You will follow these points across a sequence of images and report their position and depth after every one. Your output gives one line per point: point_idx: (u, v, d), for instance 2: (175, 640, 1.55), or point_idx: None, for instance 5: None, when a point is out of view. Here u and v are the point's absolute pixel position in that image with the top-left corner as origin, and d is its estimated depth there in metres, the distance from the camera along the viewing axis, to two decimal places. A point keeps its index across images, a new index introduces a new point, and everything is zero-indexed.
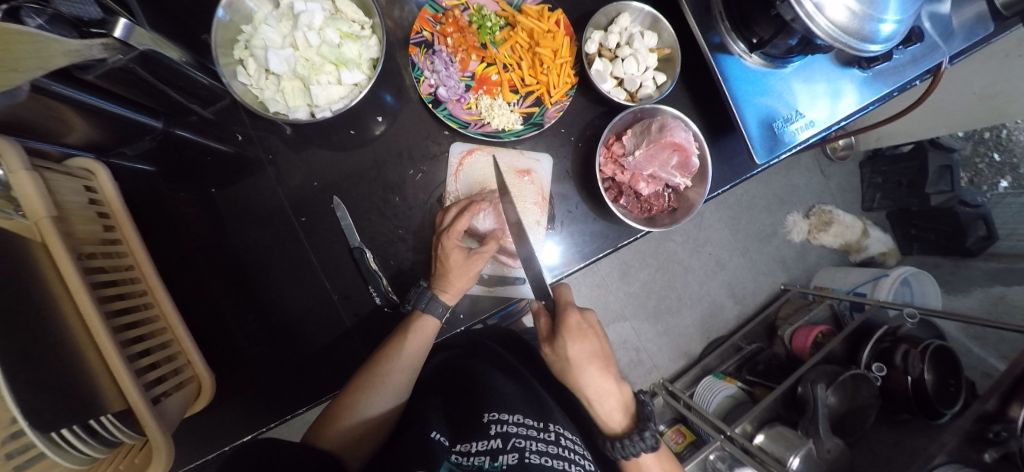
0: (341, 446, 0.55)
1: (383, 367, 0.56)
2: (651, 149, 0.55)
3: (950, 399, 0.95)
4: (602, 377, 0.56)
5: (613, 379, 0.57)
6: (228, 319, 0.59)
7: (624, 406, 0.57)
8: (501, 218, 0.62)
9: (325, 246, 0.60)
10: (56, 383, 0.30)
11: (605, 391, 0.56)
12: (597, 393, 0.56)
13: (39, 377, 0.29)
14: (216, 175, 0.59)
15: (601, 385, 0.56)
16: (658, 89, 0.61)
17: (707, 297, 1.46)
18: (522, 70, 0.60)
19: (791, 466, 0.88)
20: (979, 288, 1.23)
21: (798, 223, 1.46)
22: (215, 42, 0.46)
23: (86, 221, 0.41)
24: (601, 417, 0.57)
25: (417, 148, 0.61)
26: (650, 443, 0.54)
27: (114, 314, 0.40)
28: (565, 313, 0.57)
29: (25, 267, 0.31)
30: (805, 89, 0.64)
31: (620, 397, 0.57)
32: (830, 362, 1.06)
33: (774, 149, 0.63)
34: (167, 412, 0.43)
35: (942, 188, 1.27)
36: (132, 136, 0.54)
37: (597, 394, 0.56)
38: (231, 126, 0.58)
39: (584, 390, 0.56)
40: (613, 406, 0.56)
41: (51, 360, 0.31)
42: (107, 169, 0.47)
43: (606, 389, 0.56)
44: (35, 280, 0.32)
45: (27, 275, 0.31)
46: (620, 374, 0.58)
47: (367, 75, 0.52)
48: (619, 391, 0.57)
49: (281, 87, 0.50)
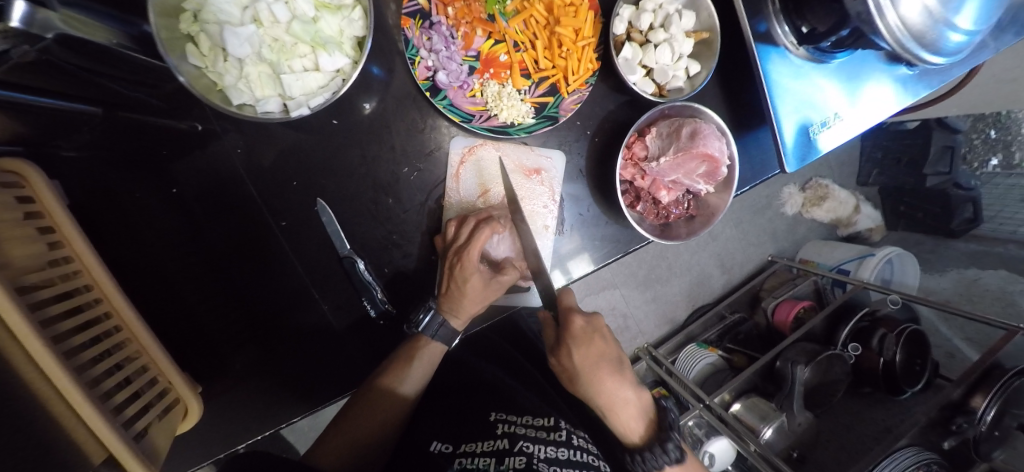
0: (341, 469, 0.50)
1: (381, 393, 0.53)
2: (679, 159, 0.50)
3: (915, 377, 0.97)
4: (618, 385, 0.52)
5: (629, 383, 0.53)
6: (212, 329, 0.54)
7: (642, 412, 0.53)
8: (517, 246, 0.57)
9: (310, 251, 0.55)
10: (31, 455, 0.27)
11: (624, 399, 0.52)
12: (612, 404, 0.52)
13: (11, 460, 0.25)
14: (175, 156, 0.50)
15: (618, 390, 0.52)
16: (690, 81, 0.54)
17: (695, 268, 1.45)
18: (536, 51, 0.51)
19: (763, 435, 0.90)
20: (954, 269, 1.22)
21: (794, 196, 1.42)
22: (155, 10, 0.36)
23: (24, 243, 0.35)
24: (617, 428, 0.54)
25: (411, 142, 0.53)
26: (674, 456, 0.51)
27: (76, 350, 0.36)
28: (570, 319, 0.53)
29: None
30: (848, 88, 0.57)
31: (639, 405, 0.53)
32: (809, 340, 1.06)
33: (807, 156, 0.58)
34: (160, 440, 0.42)
35: (939, 170, 1.19)
36: (69, 126, 0.45)
37: (609, 404, 0.52)
38: (191, 112, 0.50)
39: (601, 396, 0.52)
40: (629, 414, 0.52)
41: (21, 436, 0.27)
42: (39, 170, 0.40)
43: (623, 401, 0.52)
44: None
45: None
46: (637, 380, 0.54)
47: (350, 57, 0.44)
48: (636, 398, 0.53)
49: (244, 73, 0.42)
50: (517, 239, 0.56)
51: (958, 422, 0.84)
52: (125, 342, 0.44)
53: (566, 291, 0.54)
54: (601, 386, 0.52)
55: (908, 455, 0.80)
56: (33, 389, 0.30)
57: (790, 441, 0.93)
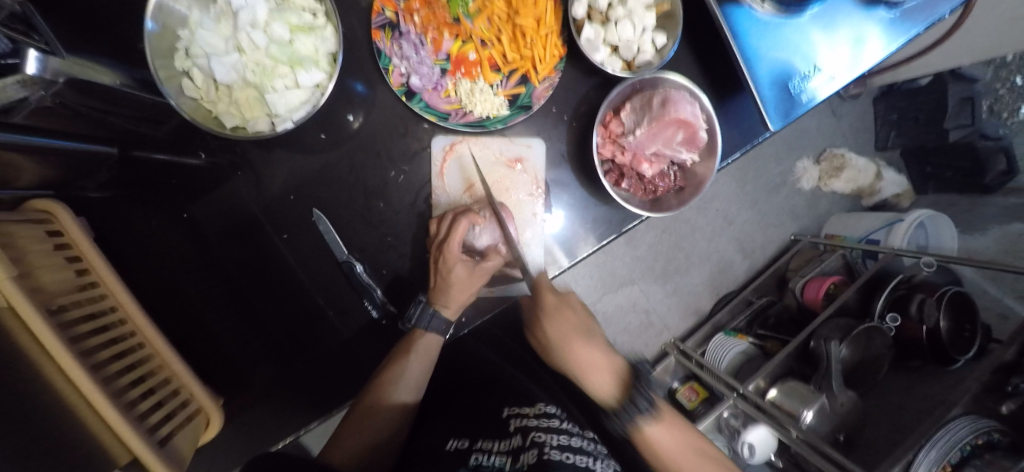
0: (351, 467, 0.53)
1: (383, 390, 0.56)
2: (654, 128, 0.52)
3: (964, 345, 0.84)
4: (587, 349, 0.57)
5: (600, 348, 0.57)
6: (229, 347, 0.58)
7: (614, 374, 0.55)
8: (498, 232, 0.59)
9: (313, 263, 0.58)
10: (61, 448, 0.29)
11: (594, 363, 0.56)
12: (582, 367, 0.56)
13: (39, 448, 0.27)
14: (195, 195, 0.56)
15: (585, 354, 0.56)
16: (659, 53, 0.55)
17: (716, 255, 1.33)
18: (503, 45, 0.54)
19: (803, 421, 0.80)
20: (996, 226, 1.09)
21: (810, 170, 1.33)
22: (153, 54, 0.43)
23: (56, 269, 0.38)
24: (594, 394, 0.56)
25: (395, 146, 0.56)
26: (646, 408, 0.53)
27: (103, 363, 0.39)
28: (540, 295, 0.58)
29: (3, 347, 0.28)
30: (825, 37, 0.57)
31: (610, 366, 0.56)
32: (844, 315, 0.96)
33: (791, 113, 0.57)
34: (182, 446, 0.44)
35: (961, 123, 1.12)
36: (89, 168, 0.49)
37: (585, 368, 0.56)
38: (193, 143, 0.55)
39: (570, 361, 0.57)
40: (602, 376, 0.55)
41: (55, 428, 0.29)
42: (69, 208, 0.43)
43: (593, 362, 0.56)
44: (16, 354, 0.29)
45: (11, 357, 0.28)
46: (608, 343, 0.58)
47: (327, 72, 0.48)
48: (607, 360, 0.56)
49: (234, 98, 0.47)
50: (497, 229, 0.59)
51: (1014, 383, 0.69)
52: (148, 357, 0.47)
53: (541, 273, 0.59)
54: (572, 353, 0.57)
55: (965, 424, 0.67)
56: (64, 398, 0.32)
57: (833, 424, 0.81)
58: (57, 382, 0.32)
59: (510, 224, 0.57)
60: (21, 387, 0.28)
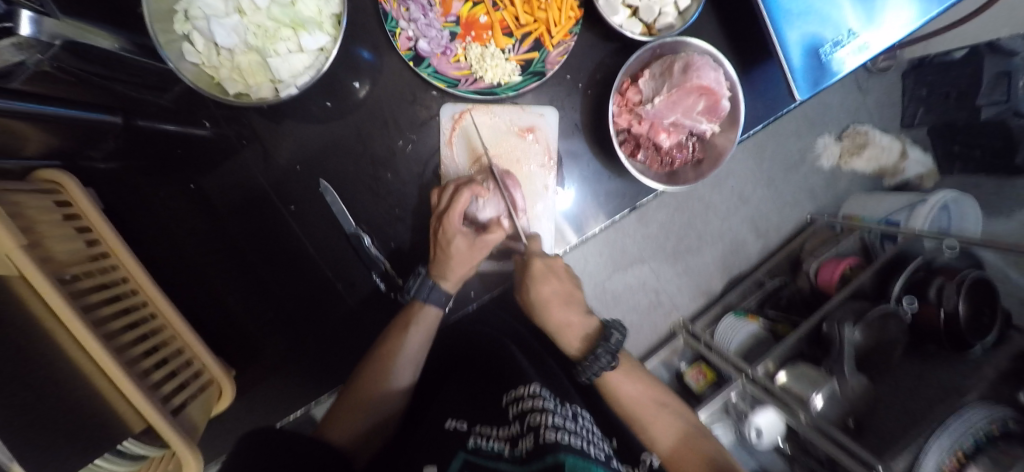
0: (352, 442, 0.55)
1: (386, 363, 0.57)
2: (674, 95, 0.51)
3: (983, 329, 0.80)
4: (563, 311, 0.59)
5: (577, 311, 0.60)
6: (241, 321, 0.58)
7: (584, 332, 0.60)
8: (501, 205, 0.57)
9: (321, 234, 0.57)
10: (82, 421, 0.30)
11: (568, 322, 0.59)
12: (558, 326, 0.59)
13: (64, 421, 0.28)
14: (203, 167, 0.54)
15: (563, 316, 0.59)
16: (681, 17, 0.53)
17: (729, 234, 1.30)
18: (515, 7, 0.52)
19: (814, 405, 0.80)
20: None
21: (830, 147, 1.29)
22: (152, 16, 0.42)
23: (67, 239, 0.38)
24: (562, 345, 0.61)
25: (403, 115, 0.55)
26: (608, 361, 0.56)
27: (117, 332, 0.39)
28: (531, 260, 0.56)
29: (22, 326, 0.28)
30: (858, 3, 0.53)
31: (583, 325, 0.59)
32: (858, 298, 0.94)
33: (820, 83, 0.54)
34: (194, 416, 0.45)
35: (995, 99, 1.01)
36: (95, 136, 0.49)
37: (559, 327, 0.60)
38: (197, 111, 0.52)
39: (549, 321, 0.59)
40: (573, 333, 0.60)
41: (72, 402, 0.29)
42: (79, 180, 0.43)
43: (569, 323, 0.60)
44: (35, 333, 0.29)
45: (27, 334, 0.28)
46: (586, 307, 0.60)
47: (331, 35, 0.47)
48: (580, 320, 0.60)
49: (237, 63, 0.46)
50: (502, 201, 0.57)
51: None
52: (161, 327, 0.48)
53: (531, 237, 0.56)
54: (551, 313, 0.58)
55: (978, 410, 0.67)
56: (81, 367, 0.32)
57: (842, 409, 0.80)
58: (72, 352, 0.32)
59: (518, 195, 0.57)
60: (41, 361, 0.28)
